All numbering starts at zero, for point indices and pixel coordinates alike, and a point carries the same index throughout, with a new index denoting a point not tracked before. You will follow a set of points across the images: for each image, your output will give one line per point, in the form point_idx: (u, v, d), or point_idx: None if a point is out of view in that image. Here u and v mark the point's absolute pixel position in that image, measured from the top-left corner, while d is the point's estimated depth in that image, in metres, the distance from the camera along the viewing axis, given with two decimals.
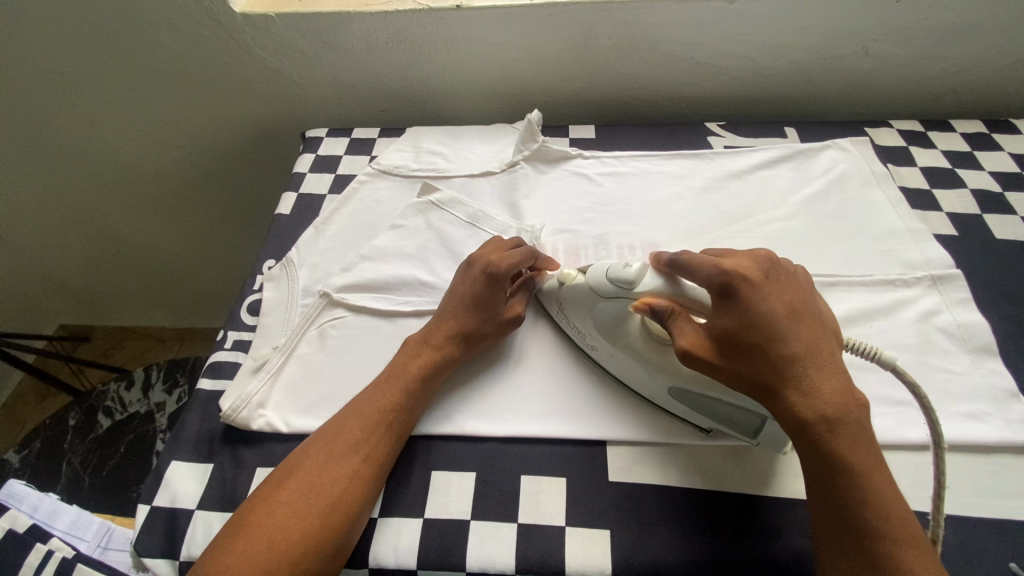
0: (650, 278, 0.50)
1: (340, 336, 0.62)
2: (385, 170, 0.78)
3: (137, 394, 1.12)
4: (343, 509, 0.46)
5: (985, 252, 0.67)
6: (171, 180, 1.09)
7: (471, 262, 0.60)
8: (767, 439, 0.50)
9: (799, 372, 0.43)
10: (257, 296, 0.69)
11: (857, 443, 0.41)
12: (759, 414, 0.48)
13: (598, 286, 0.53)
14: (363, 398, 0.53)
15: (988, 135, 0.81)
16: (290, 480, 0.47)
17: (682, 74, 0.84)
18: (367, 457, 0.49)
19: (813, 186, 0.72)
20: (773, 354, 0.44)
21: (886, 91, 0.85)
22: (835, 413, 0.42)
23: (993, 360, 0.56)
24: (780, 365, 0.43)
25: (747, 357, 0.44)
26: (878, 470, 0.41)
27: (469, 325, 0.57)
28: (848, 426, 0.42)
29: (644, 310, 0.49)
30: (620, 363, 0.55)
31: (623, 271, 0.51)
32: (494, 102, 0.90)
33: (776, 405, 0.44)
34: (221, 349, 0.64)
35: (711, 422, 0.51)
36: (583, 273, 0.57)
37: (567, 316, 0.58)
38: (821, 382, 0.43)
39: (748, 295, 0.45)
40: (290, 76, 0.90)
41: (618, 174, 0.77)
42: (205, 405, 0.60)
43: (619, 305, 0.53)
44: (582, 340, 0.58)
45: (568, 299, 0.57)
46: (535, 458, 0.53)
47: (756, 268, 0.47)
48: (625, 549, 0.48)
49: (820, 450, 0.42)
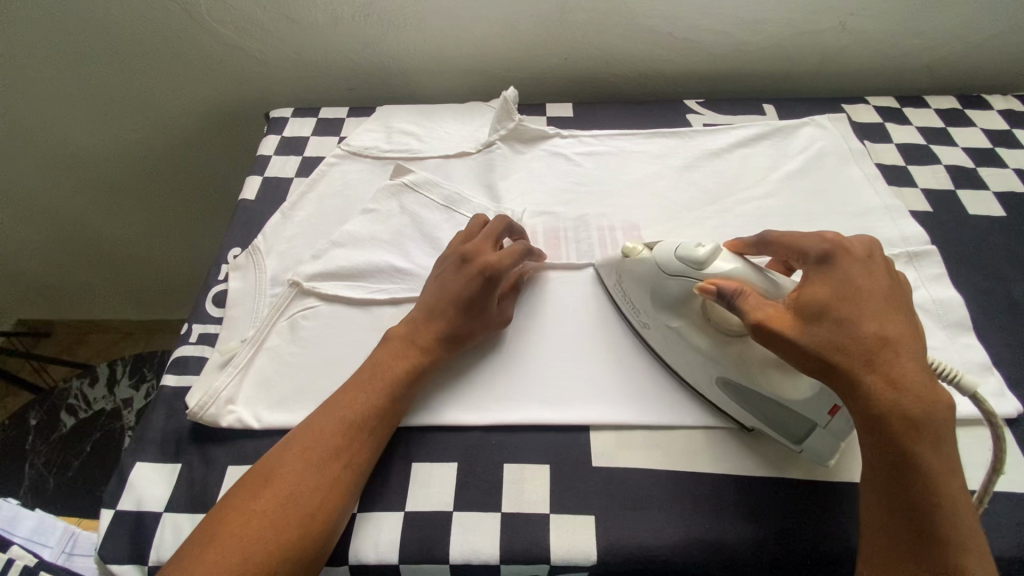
0: (726, 261, 0.49)
1: (312, 327, 0.59)
2: (355, 152, 0.75)
3: (103, 390, 1.08)
4: (319, 520, 0.44)
5: (959, 227, 0.67)
6: (128, 164, 1.03)
7: (466, 258, 0.57)
8: (811, 450, 0.48)
9: (887, 357, 0.40)
10: (222, 287, 0.65)
11: (938, 448, 0.38)
12: (809, 421, 0.47)
13: (664, 263, 0.52)
14: (341, 398, 0.50)
15: (960, 111, 0.81)
16: (264, 487, 0.45)
17: (660, 51, 0.82)
18: (347, 464, 0.47)
19: (791, 164, 0.72)
20: (865, 336, 0.41)
21: (863, 67, 0.85)
22: (920, 412, 0.39)
23: (967, 334, 0.57)
24: (869, 347, 0.40)
25: (833, 336, 0.41)
26: (952, 474, 0.38)
27: (458, 327, 0.55)
28: (933, 427, 0.38)
29: (710, 292, 0.47)
30: (671, 347, 0.53)
31: (694, 251, 0.49)
32: (468, 80, 0.87)
33: (854, 394, 0.40)
34: (185, 344, 0.61)
35: (757, 420, 0.50)
36: (650, 249, 0.55)
37: (625, 291, 0.57)
38: (910, 375, 0.40)
39: (846, 270, 0.45)
40: (250, 53, 0.85)
41: (596, 153, 0.75)
42: (170, 402, 0.57)
43: (684, 286, 0.51)
44: (638, 319, 0.57)
45: (630, 275, 0.56)
46: (519, 446, 0.52)
47: (860, 246, 0.47)
48: (610, 534, 0.47)
49: (897, 446, 0.39)
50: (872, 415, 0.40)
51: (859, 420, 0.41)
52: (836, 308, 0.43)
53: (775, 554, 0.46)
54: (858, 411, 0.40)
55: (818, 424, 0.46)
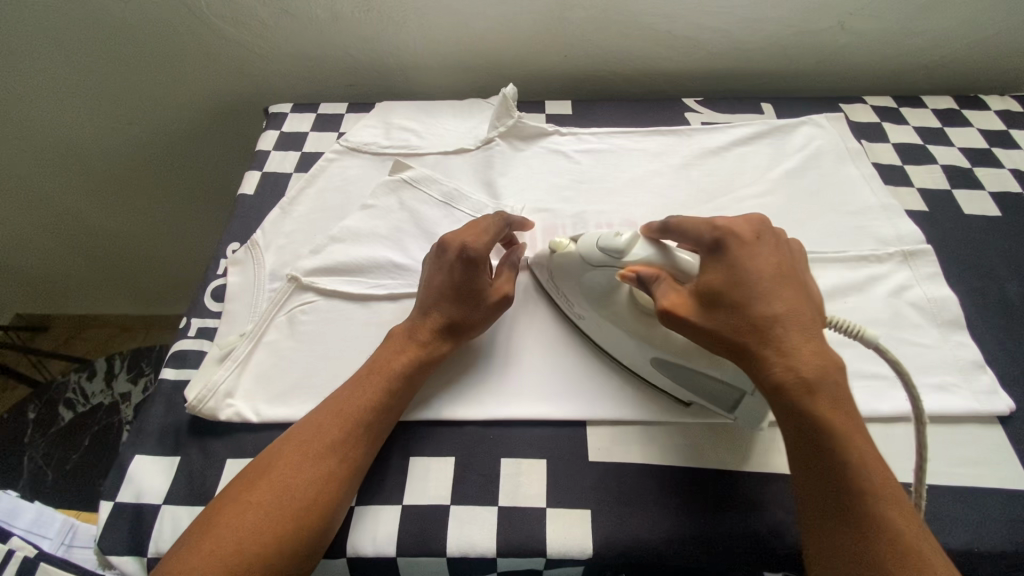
0: (641, 248, 0.51)
1: (310, 321, 0.59)
2: (354, 148, 0.75)
3: (101, 384, 1.08)
4: (314, 514, 0.44)
5: (954, 227, 0.68)
6: (127, 158, 1.03)
7: (443, 246, 0.56)
8: (744, 415, 0.49)
9: (779, 334, 0.43)
10: (221, 281, 0.66)
11: (837, 408, 0.41)
12: (737, 388, 0.48)
13: (587, 254, 0.53)
14: (343, 394, 0.51)
15: (957, 111, 0.82)
16: (261, 480, 0.45)
17: (659, 49, 0.83)
18: (343, 459, 0.47)
19: (789, 163, 0.72)
20: (757, 317, 0.43)
21: (861, 67, 0.85)
22: (816, 376, 0.41)
23: (961, 332, 0.57)
24: (762, 321, 0.43)
25: (731, 320, 0.44)
26: (856, 431, 0.41)
27: (452, 316, 0.54)
28: (828, 389, 0.41)
29: (630, 278, 0.49)
30: (608, 334, 0.55)
31: (614, 241, 0.51)
32: (468, 77, 0.87)
33: (756, 371, 0.43)
34: (184, 338, 0.61)
35: (693, 395, 0.51)
36: (574, 241, 0.56)
37: (557, 286, 0.58)
38: (801, 345, 0.42)
39: (736, 254, 0.46)
40: (250, 48, 0.85)
41: (596, 150, 0.75)
42: (169, 396, 0.57)
43: (609, 275, 0.53)
44: (572, 311, 0.57)
45: (559, 270, 0.56)
46: (516, 441, 0.53)
47: (746, 227, 0.48)
48: (606, 528, 0.48)
49: (798, 414, 0.41)
50: (771, 389, 0.42)
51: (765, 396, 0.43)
52: (729, 290, 0.45)
53: (768, 547, 0.47)
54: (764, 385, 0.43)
55: (746, 391, 0.47)
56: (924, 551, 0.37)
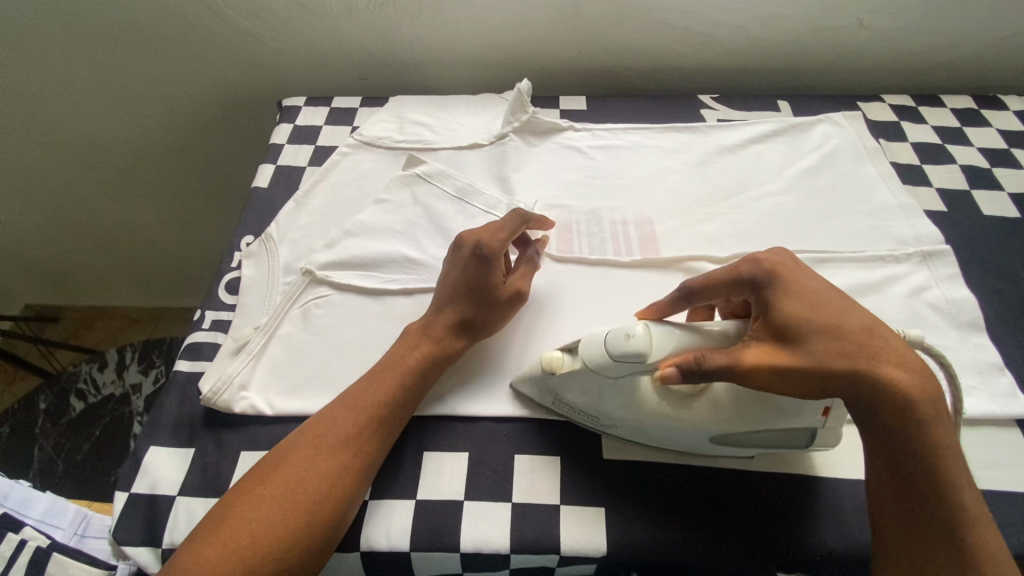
0: (660, 342, 0.44)
1: (324, 315, 0.59)
2: (367, 142, 0.75)
3: (112, 375, 1.09)
4: (328, 507, 0.44)
5: (973, 228, 0.67)
6: (139, 150, 1.03)
7: (459, 243, 0.55)
8: (816, 444, 0.47)
9: (880, 347, 0.41)
10: (235, 274, 0.66)
11: (945, 423, 0.40)
12: (805, 429, 0.46)
13: (600, 367, 0.46)
14: (357, 388, 0.51)
15: (976, 111, 0.81)
16: (275, 473, 0.45)
17: (675, 45, 0.82)
18: (357, 452, 0.47)
19: (806, 161, 0.72)
20: (854, 333, 0.41)
21: (879, 65, 0.84)
22: (927, 389, 0.40)
23: (980, 334, 0.57)
24: (864, 343, 0.41)
25: (831, 341, 0.41)
26: (958, 445, 0.40)
27: (467, 313, 0.54)
28: (938, 403, 0.40)
29: (671, 376, 0.43)
30: (647, 431, 0.49)
31: (626, 345, 0.45)
32: (481, 72, 0.87)
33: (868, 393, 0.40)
34: (198, 330, 0.61)
35: (757, 451, 0.48)
36: (570, 352, 0.49)
37: (563, 399, 0.51)
38: (903, 356, 0.41)
39: (799, 278, 0.45)
40: (264, 41, 0.85)
41: (610, 147, 0.75)
42: (183, 388, 0.57)
43: (634, 377, 0.46)
44: (594, 420, 0.51)
45: (562, 388, 0.50)
46: (530, 438, 0.53)
47: (787, 257, 0.47)
48: (621, 526, 0.48)
49: (914, 431, 0.39)
50: (889, 407, 0.39)
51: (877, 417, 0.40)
52: (817, 316, 0.42)
53: (785, 548, 0.46)
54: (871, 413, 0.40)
55: (814, 426, 0.45)
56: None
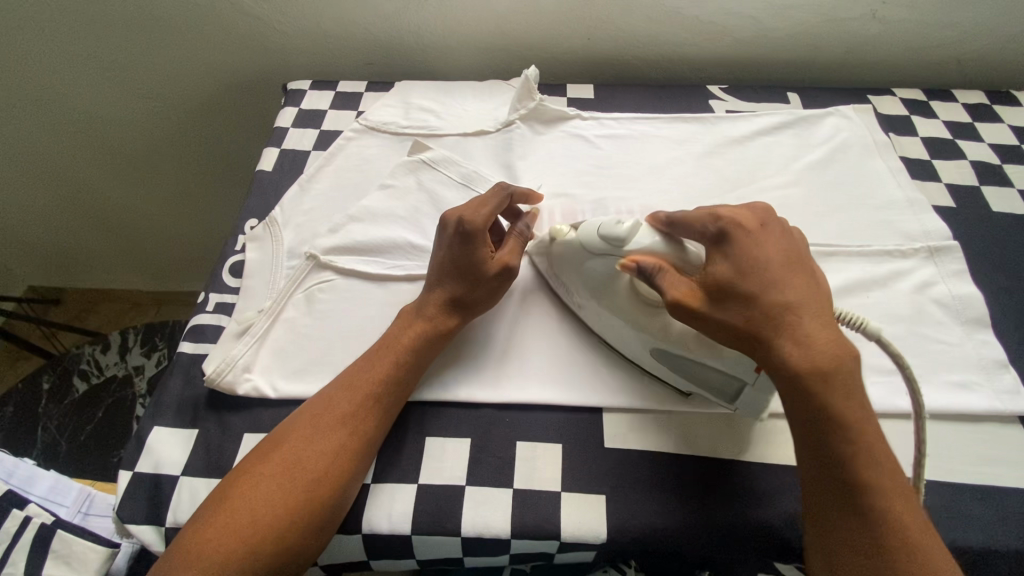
0: (643, 237, 0.50)
1: (328, 300, 0.59)
2: (373, 127, 0.74)
3: (115, 357, 1.09)
4: (326, 485, 0.45)
5: (982, 225, 0.66)
6: (142, 132, 1.02)
7: (443, 222, 0.55)
8: (744, 405, 0.49)
9: (792, 321, 0.42)
10: (239, 257, 0.65)
11: (850, 397, 0.40)
12: (738, 379, 0.48)
13: (589, 242, 0.52)
14: (353, 369, 0.51)
15: (988, 106, 0.80)
16: (274, 451, 0.46)
17: (685, 34, 0.81)
18: (354, 431, 0.47)
19: (815, 154, 0.71)
20: (769, 306, 0.42)
21: (890, 58, 0.83)
22: (830, 364, 0.41)
23: (985, 331, 0.57)
24: (773, 314, 0.42)
25: (742, 312, 0.43)
26: (868, 420, 0.41)
27: (458, 291, 0.54)
28: (842, 378, 0.41)
29: (631, 268, 0.47)
30: (606, 324, 0.54)
31: (615, 228, 0.50)
32: (488, 58, 0.86)
33: (770, 362, 0.42)
34: (202, 312, 0.61)
35: (690, 384, 0.51)
36: (574, 229, 0.55)
37: (560, 278, 0.57)
38: (814, 330, 0.42)
39: (744, 243, 0.45)
40: (270, 23, 0.84)
41: (617, 136, 0.74)
42: (187, 369, 0.57)
43: (609, 262, 0.52)
44: (570, 299, 0.57)
45: (557, 258, 0.56)
46: (532, 425, 0.53)
47: (751, 216, 0.48)
48: (620, 514, 0.48)
49: (810, 403, 0.41)
50: (786, 378, 0.41)
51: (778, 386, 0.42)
52: (740, 282, 0.44)
53: (782, 537, 0.47)
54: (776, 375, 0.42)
55: (746, 381, 0.47)
56: (930, 536, 0.38)
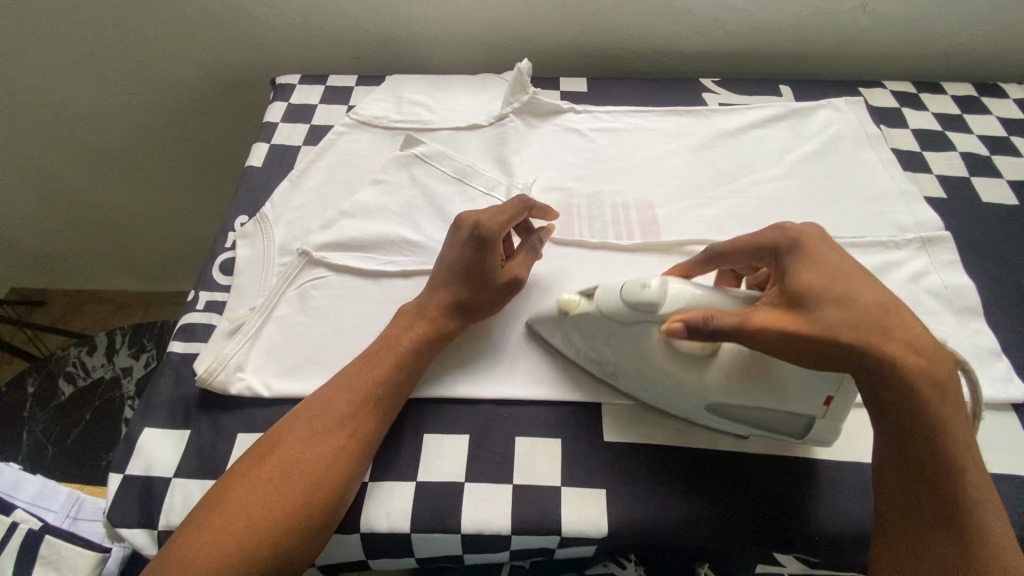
0: (677, 293, 0.45)
1: (322, 297, 0.58)
2: (364, 122, 0.73)
3: (101, 358, 1.07)
4: (325, 489, 0.44)
5: (972, 215, 0.67)
6: (126, 129, 1.00)
7: (459, 224, 0.55)
8: (813, 438, 0.48)
9: (900, 324, 0.40)
10: (229, 255, 0.64)
11: (953, 404, 0.39)
12: (804, 415, 0.46)
13: (612, 310, 0.47)
14: (352, 370, 0.50)
15: (977, 98, 0.80)
16: (272, 453, 0.45)
17: (677, 28, 0.81)
18: (353, 433, 0.47)
19: (808, 146, 0.71)
20: (874, 308, 0.40)
21: (880, 52, 0.84)
22: (936, 371, 0.39)
23: (978, 320, 0.57)
24: (880, 319, 0.39)
25: (848, 317, 0.39)
26: (964, 426, 0.40)
27: (464, 295, 0.53)
28: (947, 384, 0.39)
29: (682, 331, 0.43)
30: (648, 391, 0.50)
31: (642, 293, 0.45)
32: (480, 52, 0.85)
33: (885, 371, 0.39)
34: (192, 311, 0.60)
35: (750, 429, 0.48)
36: (586, 297, 0.50)
37: (575, 345, 0.52)
38: (918, 334, 0.40)
39: (821, 249, 0.44)
40: (257, 16, 0.83)
41: (611, 130, 0.74)
42: (178, 369, 0.56)
43: (644, 329, 0.47)
44: (601, 368, 0.52)
45: (575, 329, 0.51)
46: (531, 421, 0.52)
47: (813, 229, 0.46)
48: (621, 507, 0.48)
49: (922, 413, 0.39)
50: (901, 388, 0.39)
51: (887, 395, 0.39)
52: (833, 288, 0.41)
53: (781, 527, 0.47)
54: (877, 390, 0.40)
55: (814, 416, 0.45)
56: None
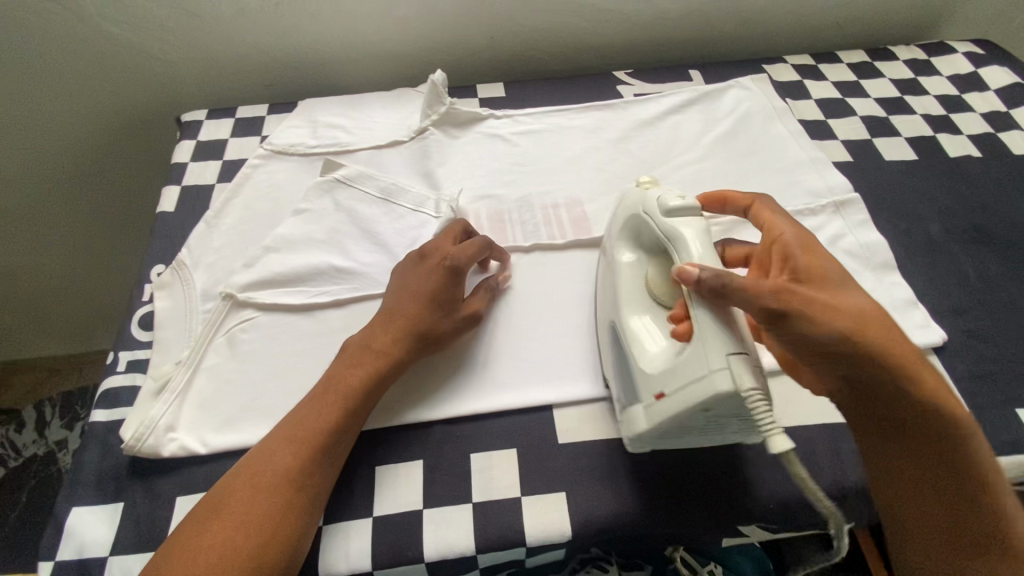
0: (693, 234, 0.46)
1: (252, 340, 0.56)
2: (279, 151, 0.71)
3: (32, 434, 1.00)
4: (273, 550, 0.42)
5: (878, 174, 0.71)
6: (19, 185, 0.91)
7: (425, 255, 0.56)
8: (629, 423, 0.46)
9: (899, 343, 0.41)
10: (149, 308, 0.60)
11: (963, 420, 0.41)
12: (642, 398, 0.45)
13: (648, 207, 0.49)
14: (295, 419, 0.48)
15: (869, 64, 0.85)
16: (217, 520, 0.42)
17: (584, 23, 0.82)
18: (301, 487, 0.44)
19: (721, 127, 0.74)
20: (874, 326, 0.41)
21: (778, 29, 0.88)
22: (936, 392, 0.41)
23: (893, 273, 0.60)
24: (884, 334, 0.41)
25: (857, 326, 0.40)
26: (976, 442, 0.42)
27: (424, 323, 0.52)
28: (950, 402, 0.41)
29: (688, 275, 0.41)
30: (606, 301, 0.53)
31: (673, 206, 0.47)
32: (394, 68, 0.84)
33: (891, 382, 0.40)
34: (113, 374, 0.56)
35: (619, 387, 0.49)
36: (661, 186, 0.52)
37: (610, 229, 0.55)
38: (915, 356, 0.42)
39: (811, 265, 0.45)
40: (153, 53, 0.79)
41: (532, 131, 0.74)
42: (103, 439, 0.52)
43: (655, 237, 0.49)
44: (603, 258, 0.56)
45: (626, 203, 0.53)
46: (484, 434, 0.52)
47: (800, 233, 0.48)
48: (583, 508, 0.48)
49: (931, 425, 0.40)
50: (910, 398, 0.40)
51: (900, 406, 0.41)
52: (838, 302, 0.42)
53: (736, 501, 0.48)
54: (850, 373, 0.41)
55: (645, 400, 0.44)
56: None
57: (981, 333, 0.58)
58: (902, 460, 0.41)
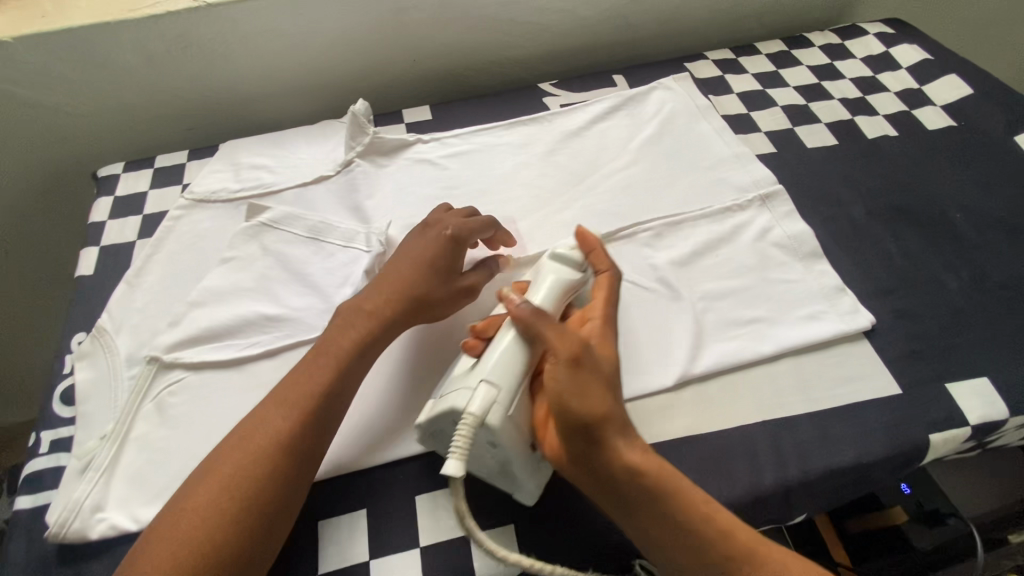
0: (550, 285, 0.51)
1: (181, 403, 0.54)
2: (201, 199, 0.69)
3: None
4: None
5: (801, 163, 0.72)
6: None
7: (432, 225, 0.57)
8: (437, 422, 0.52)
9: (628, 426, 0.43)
10: (70, 381, 0.58)
11: (691, 503, 0.42)
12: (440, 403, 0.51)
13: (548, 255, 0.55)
14: (274, 443, 0.43)
15: (787, 53, 0.87)
16: (192, 522, 0.39)
17: (503, 38, 0.82)
18: (279, 523, 0.42)
19: (647, 130, 0.74)
20: (612, 406, 0.43)
21: (697, 26, 0.89)
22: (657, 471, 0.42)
23: (821, 261, 0.62)
24: (620, 416, 0.43)
25: (596, 402, 0.42)
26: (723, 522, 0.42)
27: (421, 288, 0.53)
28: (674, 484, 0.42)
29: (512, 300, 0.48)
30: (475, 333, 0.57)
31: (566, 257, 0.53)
32: (317, 100, 0.82)
33: (606, 456, 0.41)
34: (35, 457, 0.53)
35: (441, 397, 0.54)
36: None
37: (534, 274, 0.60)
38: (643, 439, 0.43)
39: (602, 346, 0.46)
40: (59, 109, 0.76)
41: (460, 153, 0.73)
42: (28, 529, 0.50)
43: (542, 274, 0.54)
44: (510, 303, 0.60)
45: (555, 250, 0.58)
46: (428, 473, 0.51)
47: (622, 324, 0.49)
48: (532, 538, 0.48)
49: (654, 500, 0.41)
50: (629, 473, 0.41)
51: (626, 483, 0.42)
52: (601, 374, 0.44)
53: None
54: (565, 447, 0.43)
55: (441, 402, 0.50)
56: None
57: (909, 311, 0.59)
58: (631, 514, 0.42)
